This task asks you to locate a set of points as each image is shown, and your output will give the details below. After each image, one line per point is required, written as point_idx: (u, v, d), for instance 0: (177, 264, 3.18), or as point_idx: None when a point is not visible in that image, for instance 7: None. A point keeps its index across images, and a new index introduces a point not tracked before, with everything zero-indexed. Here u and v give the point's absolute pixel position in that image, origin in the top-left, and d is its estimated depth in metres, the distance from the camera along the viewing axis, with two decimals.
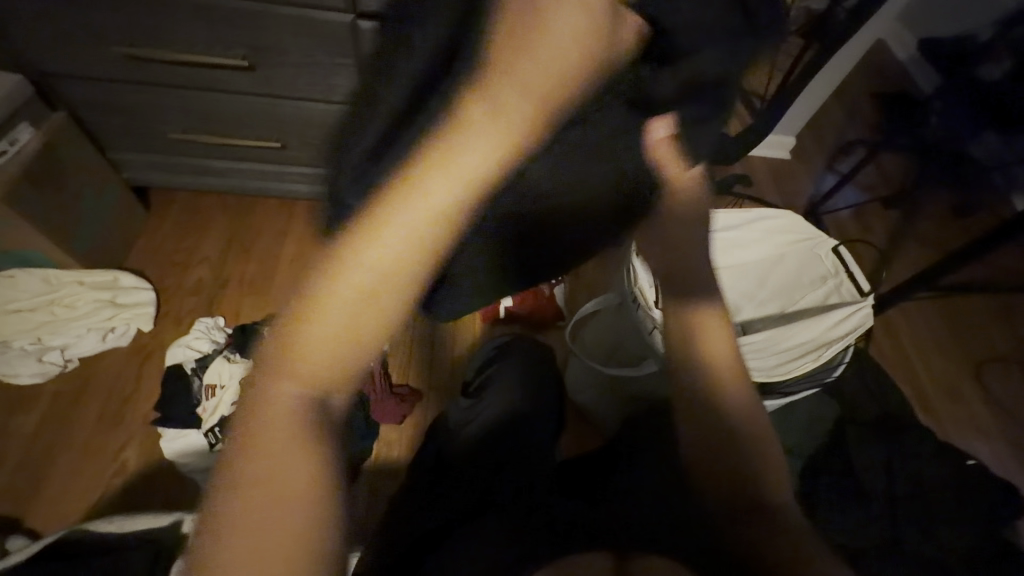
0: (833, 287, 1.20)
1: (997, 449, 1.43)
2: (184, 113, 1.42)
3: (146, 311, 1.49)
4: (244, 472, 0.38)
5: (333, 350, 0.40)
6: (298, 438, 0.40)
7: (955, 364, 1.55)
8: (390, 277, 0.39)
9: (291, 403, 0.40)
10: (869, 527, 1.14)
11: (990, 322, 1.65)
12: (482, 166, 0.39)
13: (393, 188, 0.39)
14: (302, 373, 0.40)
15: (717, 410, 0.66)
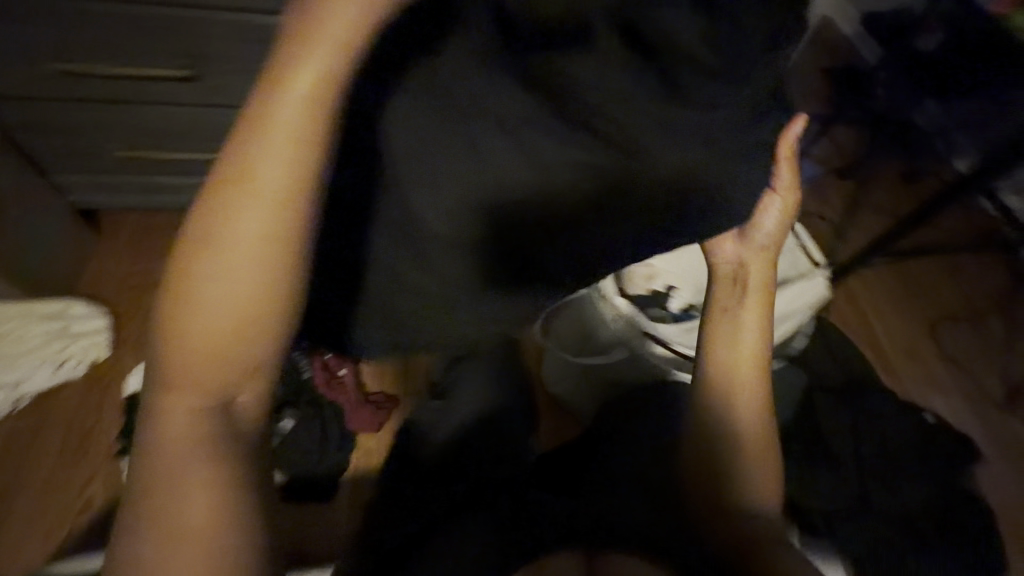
0: (793, 259, 1.24)
1: (952, 404, 1.51)
2: (128, 130, 1.36)
3: (100, 339, 1.43)
4: (162, 473, 0.48)
5: (201, 357, 0.49)
6: (199, 436, 0.49)
7: (911, 326, 1.62)
8: (249, 235, 0.47)
9: (183, 409, 0.49)
10: (838, 489, 1.20)
11: (941, 282, 1.72)
12: (266, 177, 0.48)
13: (202, 221, 0.49)
14: (181, 382, 0.49)
15: (726, 411, 0.70)
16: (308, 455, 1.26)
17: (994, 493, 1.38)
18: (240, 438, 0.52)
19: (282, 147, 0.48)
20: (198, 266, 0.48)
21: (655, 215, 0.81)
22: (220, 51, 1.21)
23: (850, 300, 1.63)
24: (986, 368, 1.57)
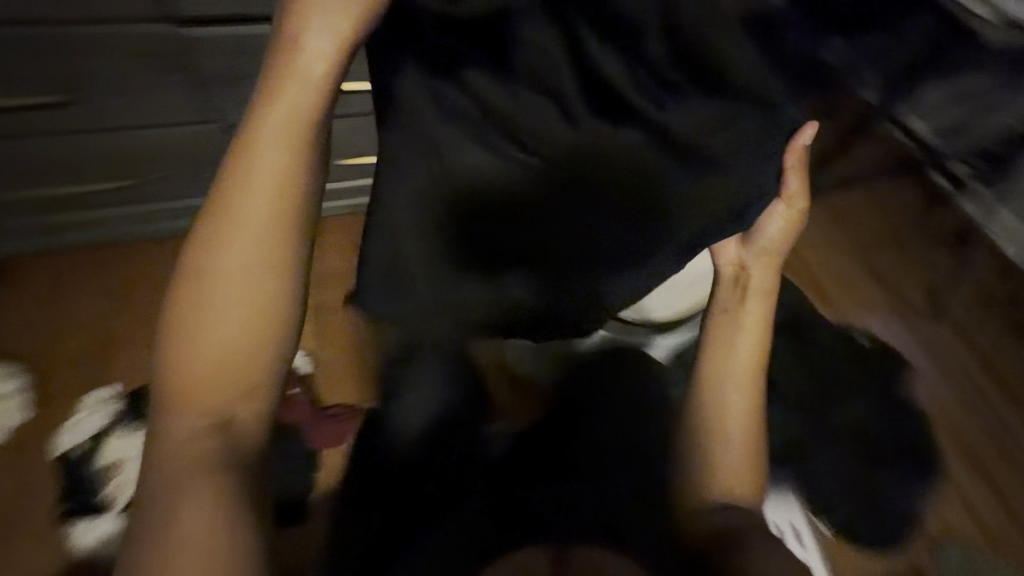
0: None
1: (891, 325, 1.59)
2: (23, 166, 1.26)
3: (11, 403, 1.29)
4: (169, 486, 0.52)
5: (208, 371, 0.55)
6: (205, 453, 0.53)
7: (843, 258, 1.70)
8: (246, 260, 0.56)
9: (192, 423, 0.54)
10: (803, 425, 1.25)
11: (870, 214, 1.82)
12: (263, 198, 0.56)
13: (207, 243, 0.56)
14: (193, 397, 0.55)
15: (724, 409, 0.70)
16: (286, 478, 1.23)
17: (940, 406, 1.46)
18: (241, 455, 0.55)
19: (269, 184, 0.56)
20: (204, 290, 0.55)
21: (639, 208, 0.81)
22: (93, 70, 1.12)
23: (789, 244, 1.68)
24: (916, 289, 1.67)
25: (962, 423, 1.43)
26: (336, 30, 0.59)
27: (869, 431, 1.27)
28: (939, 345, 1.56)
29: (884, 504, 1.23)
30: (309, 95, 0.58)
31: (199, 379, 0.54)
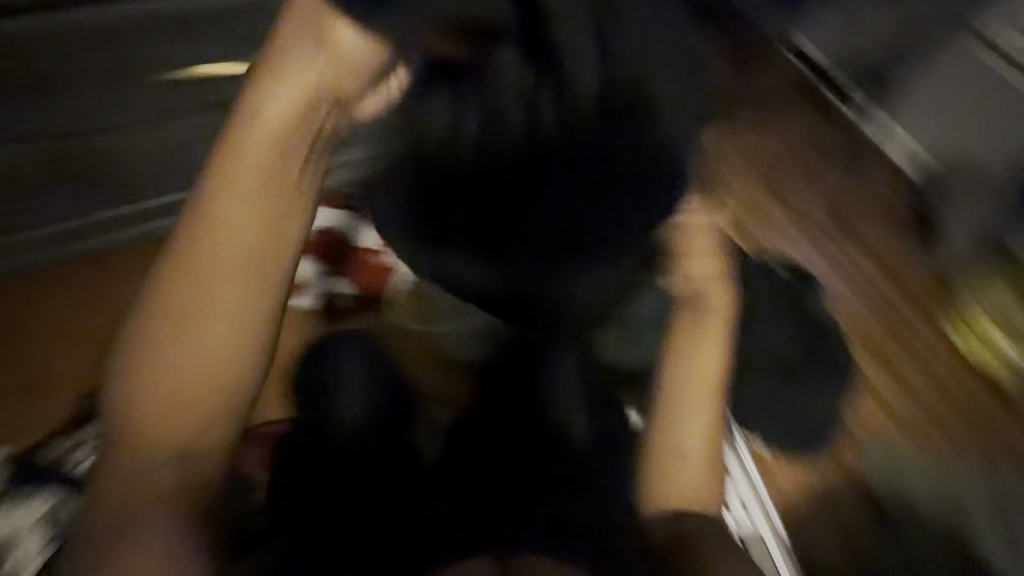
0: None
1: (821, 245, 1.51)
2: None
3: None
4: (139, 471, 0.72)
5: (179, 383, 0.73)
6: (172, 452, 0.73)
7: (779, 173, 1.57)
8: (225, 297, 0.74)
9: (165, 429, 0.73)
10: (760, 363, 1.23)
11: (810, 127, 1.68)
12: (237, 238, 0.75)
13: (177, 276, 0.75)
14: (157, 409, 0.73)
15: (676, 429, 0.87)
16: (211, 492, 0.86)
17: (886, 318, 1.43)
18: (197, 463, 0.74)
19: (240, 252, 0.75)
20: (190, 330, 0.74)
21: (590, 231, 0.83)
22: None
23: None
24: (854, 205, 1.57)
25: (872, 325, 1.42)
26: (314, 80, 0.73)
27: (789, 349, 1.26)
28: (843, 257, 1.50)
29: (807, 417, 1.26)
30: (268, 160, 0.75)
31: (182, 396, 0.73)
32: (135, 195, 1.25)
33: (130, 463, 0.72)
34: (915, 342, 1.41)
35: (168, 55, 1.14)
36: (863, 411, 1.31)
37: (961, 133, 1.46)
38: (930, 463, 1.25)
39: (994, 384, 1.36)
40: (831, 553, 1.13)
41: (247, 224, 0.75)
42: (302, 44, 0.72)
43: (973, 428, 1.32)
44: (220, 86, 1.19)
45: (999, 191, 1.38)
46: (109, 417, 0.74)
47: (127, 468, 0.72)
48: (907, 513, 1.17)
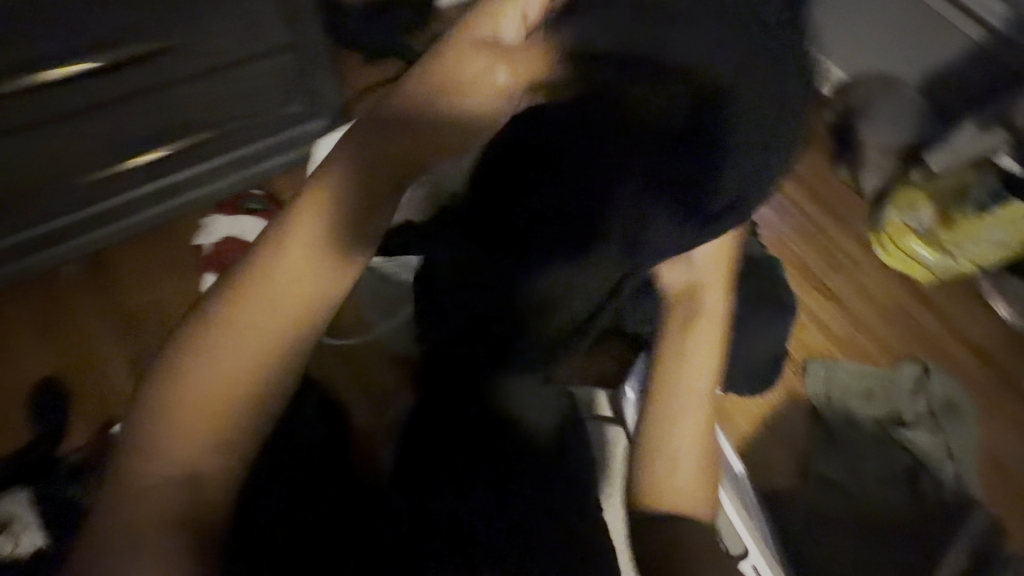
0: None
1: None
2: None
3: None
4: (108, 529, 0.51)
5: (191, 423, 0.52)
6: (160, 518, 0.51)
7: None
8: (253, 343, 0.53)
9: (156, 480, 0.52)
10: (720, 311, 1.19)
11: None
12: (303, 285, 0.54)
13: (227, 311, 0.53)
14: (169, 442, 0.52)
15: (672, 424, 0.71)
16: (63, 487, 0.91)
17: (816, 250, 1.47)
18: (195, 500, 0.52)
19: (288, 294, 0.53)
20: (229, 337, 0.53)
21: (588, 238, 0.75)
22: None
23: None
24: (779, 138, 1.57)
25: (805, 253, 1.46)
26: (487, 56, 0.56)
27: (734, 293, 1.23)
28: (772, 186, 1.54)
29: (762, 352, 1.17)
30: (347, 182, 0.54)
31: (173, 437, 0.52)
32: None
33: (104, 516, 0.52)
34: (846, 259, 1.47)
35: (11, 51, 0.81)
36: (807, 337, 1.34)
37: (872, 54, 1.52)
38: (869, 372, 1.29)
39: (917, 291, 1.45)
40: (781, 480, 1.19)
41: (318, 250, 0.54)
42: (477, 49, 0.56)
43: (904, 334, 1.39)
44: (88, 87, 0.89)
45: (911, 106, 1.45)
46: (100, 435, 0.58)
47: (104, 524, 0.51)
48: (856, 426, 1.21)
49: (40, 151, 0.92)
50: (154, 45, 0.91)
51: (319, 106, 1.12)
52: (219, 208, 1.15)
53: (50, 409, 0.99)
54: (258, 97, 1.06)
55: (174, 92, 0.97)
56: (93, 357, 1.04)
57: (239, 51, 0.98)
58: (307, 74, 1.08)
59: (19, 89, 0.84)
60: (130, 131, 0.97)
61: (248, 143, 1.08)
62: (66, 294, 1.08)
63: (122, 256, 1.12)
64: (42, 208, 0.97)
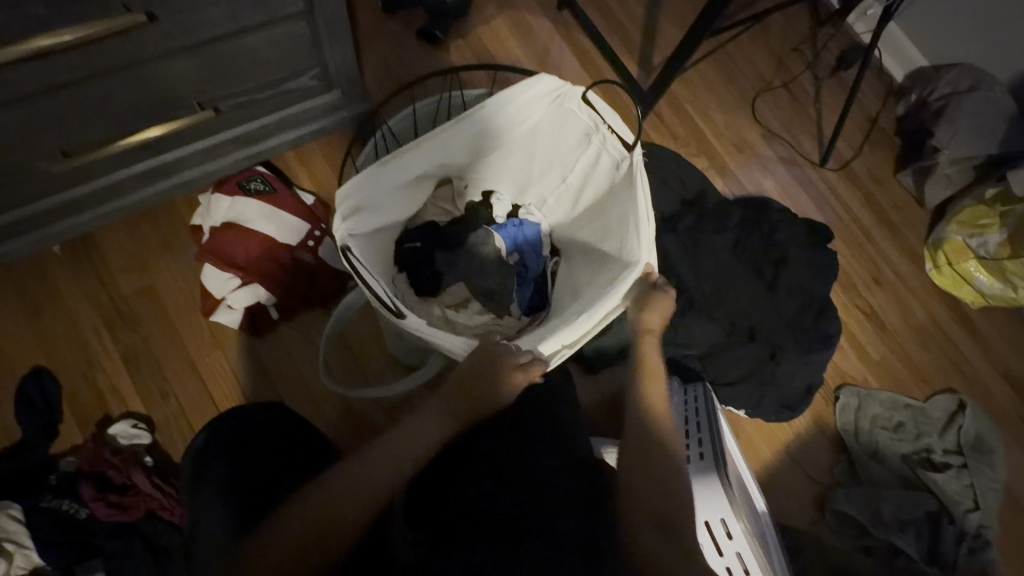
0: (600, 146, 0.89)
1: (787, 187, 1.40)
2: None
3: None
4: (297, 509, 0.67)
5: (390, 462, 0.73)
6: (330, 504, 0.67)
7: (737, 113, 1.43)
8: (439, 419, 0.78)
9: (342, 484, 0.69)
10: (769, 326, 1.08)
11: (784, 53, 1.49)
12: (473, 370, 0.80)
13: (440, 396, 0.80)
14: (368, 468, 0.72)
15: (661, 482, 0.75)
16: (68, 504, 0.85)
17: (861, 262, 1.37)
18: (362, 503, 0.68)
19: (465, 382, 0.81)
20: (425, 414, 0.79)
21: (808, 254, 1.12)
22: None
23: (674, 110, 1.40)
24: (835, 135, 1.45)
25: (850, 267, 1.36)
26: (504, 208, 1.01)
27: (784, 325, 1.09)
28: (824, 187, 1.41)
29: (796, 385, 1.10)
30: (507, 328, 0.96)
31: (367, 459, 0.72)
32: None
33: (303, 503, 0.67)
34: (893, 276, 1.36)
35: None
36: (842, 362, 1.28)
37: (967, 41, 1.36)
38: (902, 403, 1.22)
39: (962, 314, 1.35)
40: (798, 514, 1.17)
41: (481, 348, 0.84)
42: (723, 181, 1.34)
43: (942, 363, 1.31)
44: (63, 63, 0.71)
45: (1003, 111, 1.28)
46: (272, 459, 0.76)
47: (292, 509, 0.67)
48: (883, 464, 1.17)
49: (4, 131, 0.76)
50: (141, 14, 0.70)
51: (335, 79, 0.98)
52: (218, 186, 1.01)
53: (43, 405, 0.92)
54: (268, 70, 0.89)
55: (166, 63, 0.79)
56: (86, 349, 0.97)
57: (246, 19, 0.79)
58: (323, 43, 0.90)
59: None
60: (116, 109, 0.81)
61: (255, 119, 0.97)
62: (54, 274, 1.00)
63: (110, 234, 1.02)
64: (20, 188, 0.85)
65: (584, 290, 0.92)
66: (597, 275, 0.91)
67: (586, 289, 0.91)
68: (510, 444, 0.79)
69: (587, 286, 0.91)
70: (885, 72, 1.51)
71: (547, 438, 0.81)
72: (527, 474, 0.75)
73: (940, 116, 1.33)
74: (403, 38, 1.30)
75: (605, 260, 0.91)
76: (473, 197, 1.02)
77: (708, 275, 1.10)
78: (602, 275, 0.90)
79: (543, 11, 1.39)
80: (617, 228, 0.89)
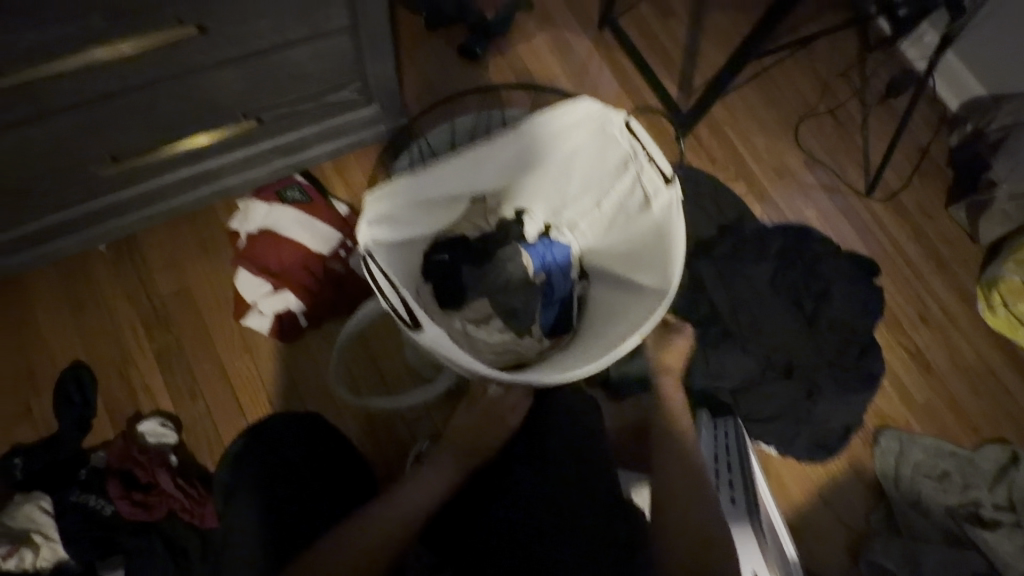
0: (636, 175, 0.87)
1: (830, 216, 1.35)
2: None
3: None
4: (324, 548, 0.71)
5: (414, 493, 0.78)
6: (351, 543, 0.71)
7: (778, 137, 1.39)
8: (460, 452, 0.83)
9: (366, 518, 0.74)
10: (807, 363, 1.04)
11: (830, 77, 1.44)
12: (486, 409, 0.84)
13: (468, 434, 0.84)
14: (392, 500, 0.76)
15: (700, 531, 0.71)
16: (97, 500, 0.87)
17: (907, 298, 1.30)
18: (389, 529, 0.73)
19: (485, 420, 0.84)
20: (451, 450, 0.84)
21: (849, 289, 1.08)
22: None
23: (712, 133, 1.38)
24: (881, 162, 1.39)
25: (895, 302, 1.29)
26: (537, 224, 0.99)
27: (823, 361, 1.04)
28: (868, 218, 1.35)
29: (832, 424, 1.05)
30: (528, 346, 0.96)
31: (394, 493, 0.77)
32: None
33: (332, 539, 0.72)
34: (942, 315, 1.29)
35: (24, 37, 0.65)
36: (883, 403, 1.21)
37: None
38: (948, 451, 1.15)
39: (1018, 359, 1.27)
40: (830, 562, 1.11)
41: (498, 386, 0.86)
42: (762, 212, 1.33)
43: (993, 410, 1.23)
44: (120, 73, 0.75)
45: None
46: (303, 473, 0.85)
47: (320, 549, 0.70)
48: (925, 516, 1.09)
49: (61, 135, 0.79)
50: (193, 27, 0.73)
51: (373, 92, 0.99)
52: (257, 193, 1.03)
53: (79, 399, 0.95)
54: (310, 82, 0.91)
55: (213, 75, 0.81)
56: (122, 345, 1.00)
57: (291, 33, 0.81)
58: (365, 57, 0.91)
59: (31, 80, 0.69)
60: (166, 117, 0.84)
61: (295, 130, 0.99)
62: (96, 271, 1.03)
63: (152, 235, 1.06)
64: (72, 188, 0.89)
65: (609, 318, 0.91)
66: (623, 307, 0.90)
67: (611, 321, 0.90)
68: (528, 472, 0.79)
69: (614, 317, 0.90)
70: (939, 99, 1.45)
71: (562, 470, 0.78)
72: (541, 505, 0.75)
73: (999, 148, 1.27)
74: (444, 53, 1.32)
75: (633, 291, 0.90)
76: (506, 212, 1.00)
77: (743, 304, 1.06)
78: (628, 307, 0.88)
79: (583, 29, 1.39)
80: (648, 261, 0.88)
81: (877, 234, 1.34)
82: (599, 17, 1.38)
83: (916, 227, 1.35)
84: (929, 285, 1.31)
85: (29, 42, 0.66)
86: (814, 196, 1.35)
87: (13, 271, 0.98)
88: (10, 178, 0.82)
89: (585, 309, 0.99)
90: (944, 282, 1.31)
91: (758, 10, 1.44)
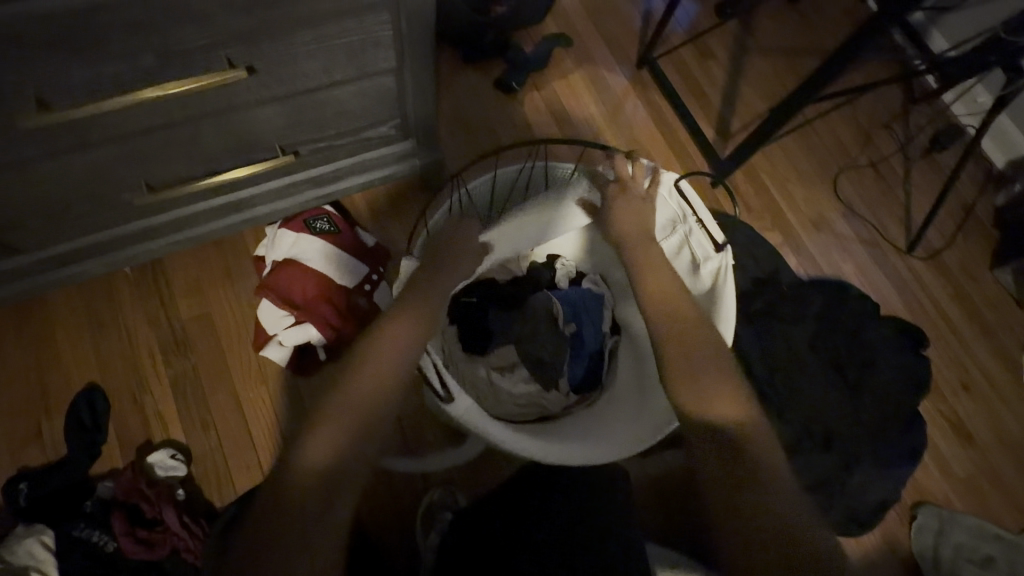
0: (684, 237, 0.87)
1: (868, 272, 1.30)
2: None
3: None
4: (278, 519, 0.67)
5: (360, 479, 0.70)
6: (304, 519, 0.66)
7: (817, 187, 1.35)
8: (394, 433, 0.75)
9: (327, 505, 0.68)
10: (846, 431, 0.98)
11: (873, 129, 1.41)
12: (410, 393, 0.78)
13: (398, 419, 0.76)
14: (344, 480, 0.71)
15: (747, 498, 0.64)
16: (99, 534, 0.84)
17: (950, 364, 1.24)
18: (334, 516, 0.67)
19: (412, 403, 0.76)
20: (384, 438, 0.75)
21: (893, 355, 1.03)
22: None
23: (749, 179, 1.34)
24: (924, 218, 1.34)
25: (937, 367, 1.23)
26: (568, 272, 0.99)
27: (863, 431, 0.98)
28: (909, 276, 1.30)
29: (868, 498, 0.99)
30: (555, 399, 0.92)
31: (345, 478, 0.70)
32: (8, 247, 0.86)
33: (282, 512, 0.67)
34: (986, 383, 1.22)
35: (73, 73, 0.64)
36: (922, 477, 1.14)
37: None
38: (993, 534, 1.07)
39: None
40: None
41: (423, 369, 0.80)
42: (798, 265, 1.28)
43: None
44: (164, 109, 0.74)
45: None
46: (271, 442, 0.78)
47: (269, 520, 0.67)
48: None
49: (99, 165, 0.79)
50: (243, 68, 0.72)
51: (411, 129, 0.98)
52: (286, 222, 1.03)
53: (90, 424, 0.92)
54: (351, 119, 0.90)
55: (256, 112, 0.81)
56: (139, 371, 0.98)
57: (338, 74, 0.80)
58: (406, 96, 0.90)
59: (75, 114, 0.68)
60: (204, 149, 0.83)
61: (330, 163, 0.97)
62: (119, 293, 1.02)
63: (178, 258, 1.04)
64: (104, 213, 0.88)
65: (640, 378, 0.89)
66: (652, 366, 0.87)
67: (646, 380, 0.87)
68: (542, 529, 0.74)
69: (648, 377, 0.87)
70: (985, 157, 1.40)
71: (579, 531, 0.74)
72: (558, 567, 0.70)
73: None
74: (480, 87, 1.31)
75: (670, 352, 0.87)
76: (537, 258, 0.98)
77: (779, 364, 1.02)
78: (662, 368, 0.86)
79: (622, 70, 1.37)
80: None
81: (918, 294, 1.29)
82: (638, 57, 1.36)
83: (961, 289, 1.30)
84: (973, 351, 1.25)
85: (77, 79, 0.65)
86: (851, 250, 1.31)
87: (33, 291, 0.96)
88: (44, 203, 0.81)
89: (614, 364, 0.96)
90: (989, 349, 1.25)
91: (801, 58, 1.42)
